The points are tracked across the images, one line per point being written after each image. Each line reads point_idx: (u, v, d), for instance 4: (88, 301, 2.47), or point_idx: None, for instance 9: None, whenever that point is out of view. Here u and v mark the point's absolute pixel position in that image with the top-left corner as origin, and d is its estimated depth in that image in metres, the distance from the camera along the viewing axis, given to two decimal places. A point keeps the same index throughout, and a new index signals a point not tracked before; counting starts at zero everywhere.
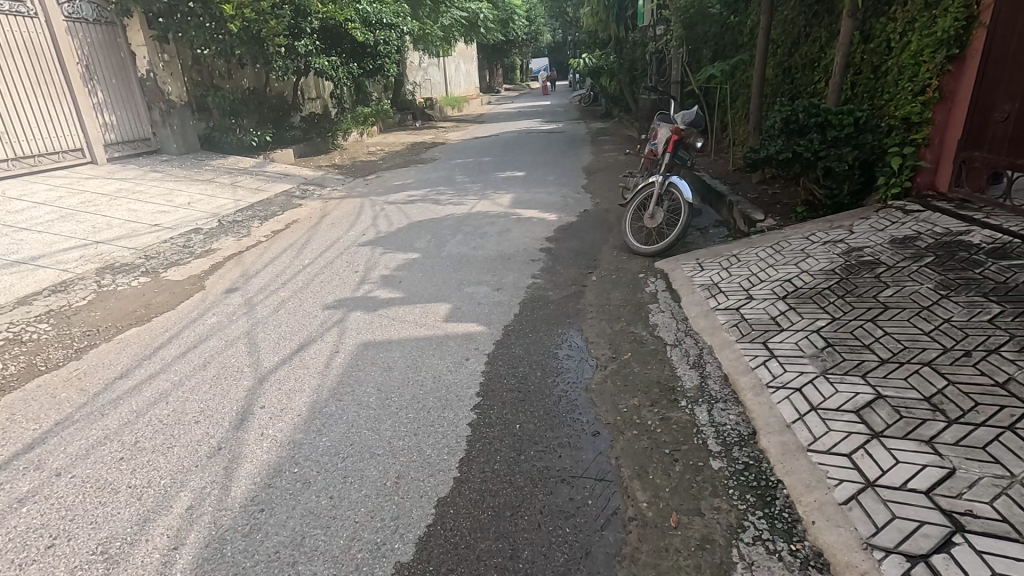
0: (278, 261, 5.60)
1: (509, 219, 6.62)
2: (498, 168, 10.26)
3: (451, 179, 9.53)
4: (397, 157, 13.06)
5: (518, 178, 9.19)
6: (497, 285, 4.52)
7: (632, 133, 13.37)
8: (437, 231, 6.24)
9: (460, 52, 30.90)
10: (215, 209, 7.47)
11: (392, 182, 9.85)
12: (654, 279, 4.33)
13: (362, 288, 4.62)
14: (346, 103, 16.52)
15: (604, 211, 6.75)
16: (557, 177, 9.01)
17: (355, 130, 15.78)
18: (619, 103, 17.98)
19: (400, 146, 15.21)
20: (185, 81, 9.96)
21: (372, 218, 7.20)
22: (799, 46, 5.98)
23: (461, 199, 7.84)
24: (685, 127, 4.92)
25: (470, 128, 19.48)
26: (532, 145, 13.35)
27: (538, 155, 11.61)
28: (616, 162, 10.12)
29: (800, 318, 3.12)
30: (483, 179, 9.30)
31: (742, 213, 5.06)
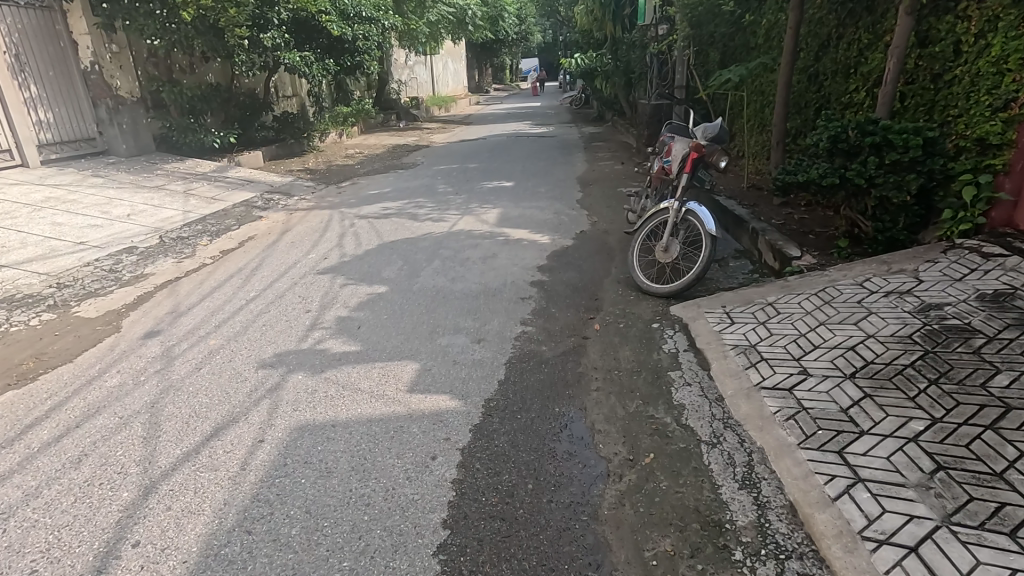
0: (218, 292, 4.71)
1: (496, 241, 5.79)
2: (484, 177, 9.41)
3: (432, 188, 8.68)
4: (376, 161, 12.14)
5: (506, 189, 8.36)
6: (477, 333, 3.68)
7: (629, 139, 12.60)
8: (411, 254, 5.39)
9: (448, 50, 30.02)
10: (158, 222, 6.54)
11: (368, 190, 8.97)
12: (672, 332, 3.51)
13: (312, 335, 3.76)
14: (325, 102, 15.57)
15: (604, 233, 5.93)
16: (549, 189, 8.20)
17: (334, 130, 14.85)
18: (613, 106, 17.22)
19: (381, 148, 14.31)
20: (138, 74, 9.01)
21: (339, 235, 6.32)
22: (831, 49, 5.22)
23: (441, 214, 6.99)
24: (705, 142, 4.05)
25: (456, 130, 18.59)
26: (522, 151, 12.51)
27: (529, 162, 10.78)
28: (613, 172, 9.32)
29: (884, 414, 2.32)
30: (468, 189, 8.44)
31: (772, 246, 4.27)
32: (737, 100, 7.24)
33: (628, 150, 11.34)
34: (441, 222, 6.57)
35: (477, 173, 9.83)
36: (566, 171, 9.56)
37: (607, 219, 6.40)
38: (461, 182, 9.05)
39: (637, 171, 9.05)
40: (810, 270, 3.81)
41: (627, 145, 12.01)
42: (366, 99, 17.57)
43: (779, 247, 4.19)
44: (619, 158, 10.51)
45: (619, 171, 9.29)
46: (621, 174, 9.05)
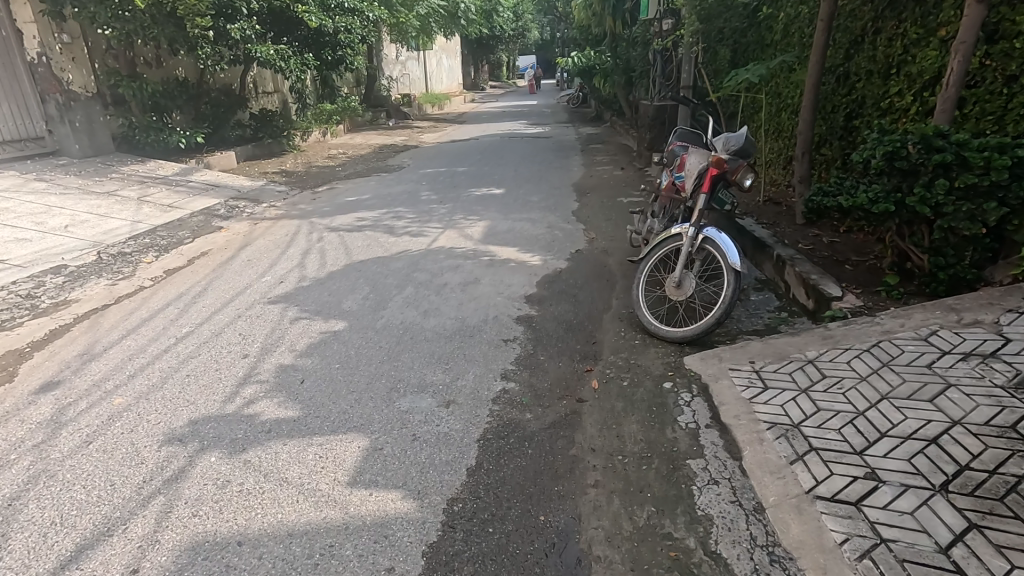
0: (147, 325, 3.98)
1: (479, 262, 5.08)
2: (471, 183, 8.69)
3: (415, 195, 7.97)
4: (359, 163, 11.38)
5: (495, 197, 7.64)
6: (447, 394, 2.97)
7: (628, 142, 11.92)
8: (380, 279, 4.68)
9: (442, 46, 29.27)
10: (99, 234, 5.80)
11: (345, 197, 8.24)
12: (690, 397, 2.80)
13: (242, 391, 3.05)
14: (309, 99, 14.81)
15: (603, 253, 5.23)
16: (542, 198, 7.50)
17: (317, 129, 14.11)
18: (611, 106, 16.51)
19: (366, 148, 13.57)
20: (94, 68, 8.26)
21: (303, 251, 5.60)
22: (867, 45, 4.54)
23: (421, 226, 6.27)
24: (727, 155, 3.36)
25: (448, 129, 17.84)
26: (516, 153, 11.80)
27: (521, 166, 10.06)
28: (612, 178, 8.62)
29: (1009, 565, 1.64)
30: (453, 197, 7.73)
31: (804, 280, 3.58)
32: (752, 102, 6.57)
33: (627, 154, 10.63)
34: (420, 237, 5.86)
35: (465, 178, 9.11)
36: (561, 177, 8.85)
37: (606, 236, 5.70)
38: (447, 189, 8.33)
39: (638, 178, 8.35)
40: (856, 315, 3.13)
41: (627, 148, 11.30)
42: (353, 96, 16.81)
43: (813, 282, 3.50)
44: (618, 163, 9.81)
45: (619, 178, 8.59)
46: (621, 181, 8.34)
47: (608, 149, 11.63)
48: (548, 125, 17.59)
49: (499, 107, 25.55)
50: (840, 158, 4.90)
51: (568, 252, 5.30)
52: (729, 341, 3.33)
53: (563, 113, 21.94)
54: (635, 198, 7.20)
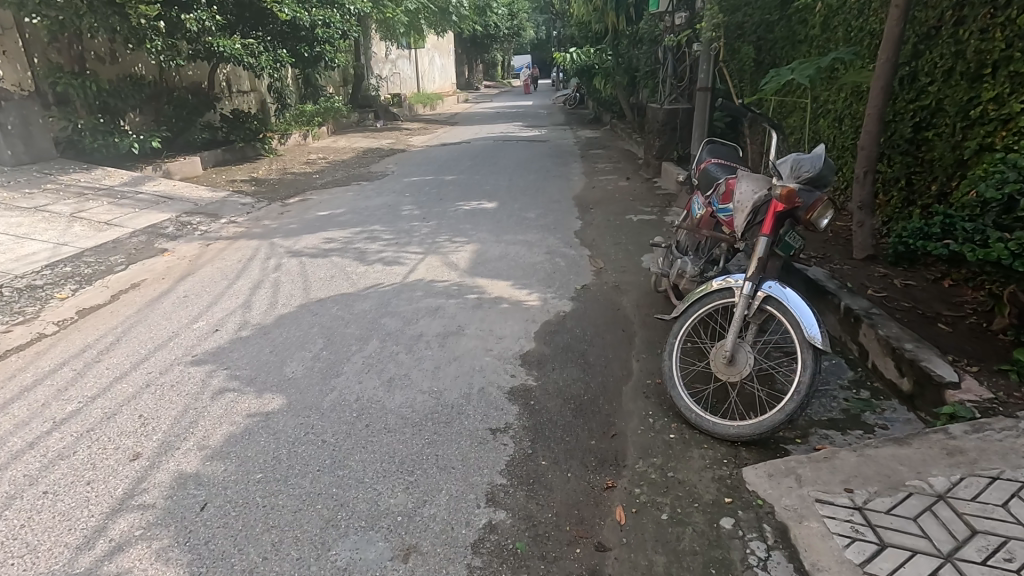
0: (24, 397, 3.04)
1: (464, 302, 4.17)
2: (459, 194, 7.76)
3: (395, 210, 7.04)
4: (339, 169, 10.43)
5: (487, 213, 6.71)
6: (406, 535, 2.05)
7: (632, 147, 11.05)
8: (339, 326, 3.75)
9: (434, 44, 28.35)
10: (10, 262, 4.85)
11: (317, 210, 7.29)
12: (764, 552, 1.89)
13: (112, 525, 2.12)
14: (288, 99, 13.85)
15: (616, 291, 4.31)
16: (540, 214, 6.59)
17: (297, 130, 13.15)
18: (612, 107, 15.61)
19: (350, 152, 12.63)
20: (32, 62, 7.29)
21: (253, 283, 4.67)
22: (945, 38, 3.65)
23: (398, 251, 5.34)
24: (798, 184, 2.46)
25: (439, 131, 16.90)
26: (511, 159, 10.89)
27: (516, 174, 9.14)
28: (618, 191, 7.71)
29: None
30: (438, 212, 6.80)
31: (893, 349, 2.69)
32: (789, 106, 5.71)
33: (632, 161, 9.74)
34: (394, 266, 4.93)
35: (454, 188, 8.19)
36: (561, 189, 7.95)
37: (617, 266, 4.78)
38: (432, 202, 7.41)
39: (648, 191, 7.45)
40: (985, 417, 2.23)
41: (631, 155, 10.41)
42: (337, 96, 15.86)
43: (908, 355, 2.61)
44: (623, 172, 8.91)
45: (625, 191, 7.67)
46: (628, 195, 7.42)
47: (611, 155, 10.73)
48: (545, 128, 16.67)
49: (493, 107, 24.62)
50: (906, 176, 4.02)
51: (573, 288, 4.38)
52: (799, 441, 2.44)
53: (560, 114, 21.03)
54: (646, 215, 6.29)
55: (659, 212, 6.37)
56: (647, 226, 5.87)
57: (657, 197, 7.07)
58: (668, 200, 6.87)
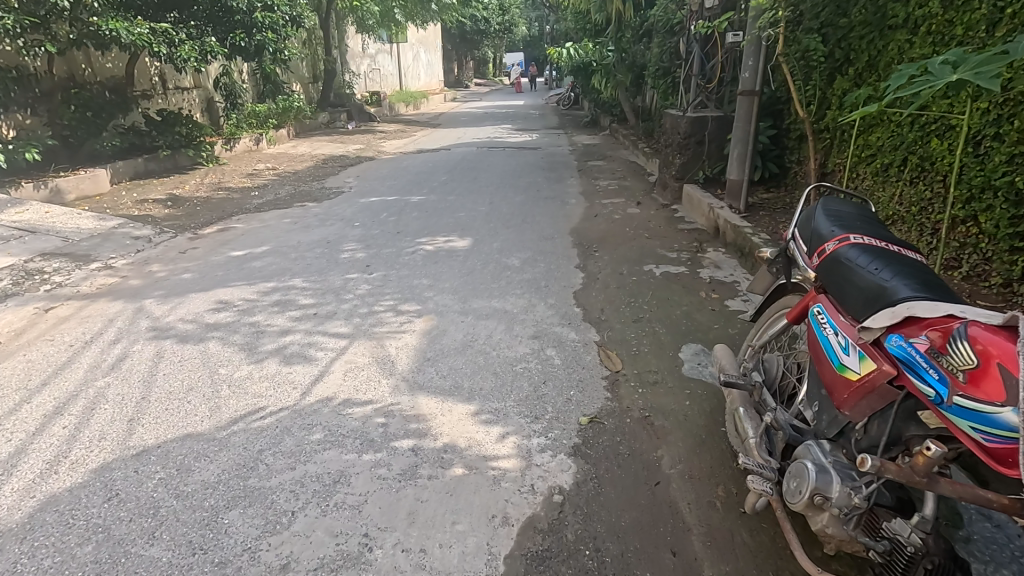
0: None
1: (387, 456, 2.44)
2: (422, 225, 6.03)
3: (335, 248, 5.30)
4: (287, 184, 8.66)
5: (454, 257, 4.97)
6: None
7: (638, 159, 9.38)
8: (138, 537, 2.01)
9: (419, 39, 26.64)
10: None
11: (232, 248, 5.53)
12: None
13: None
14: (241, 97, 12.09)
15: (650, 432, 2.58)
16: (526, 260, 4.86)
17: (248, 134, 11.38)
18: (611, 109, 13.92)
19: (308, 160, 10.88)
20: None
21: (59, 401, 2.91)
22: None
23: (312, 330, 3.60)
24: None
25: (418, 134, 15.16)
26: (494, 172, 9.16)
27: (499, 195, 7.40)
28: (630, 222, 6.00)
29: None
30: (388, 255, 5.06)
31: None
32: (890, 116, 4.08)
33: (641, 178, 8.02)
34: (296, 364, 3.19)
35: (418, 215, 6.45)
36: (555, 218, 6.24)
37: (644, 372, 3.06)
38: (386, 236, 5.66)
39: (667, 225, 5.73)
40: None
41: (639, 169, 8.69)
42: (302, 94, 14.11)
43: None
44: (631, 194, 7.20)
45: (638, 223, 5.96)
46: (643, 229, 5.70)
47: (614, 168, 9.04)
48: (536, 131, 14.97)
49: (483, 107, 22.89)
50: None
51: (575, 423, 2.65)
52: None
53: (553, 116, 19.35)
54: (672, 265, 4.59)
55: (690, 260, 4.66)
56: (677, 285, 4.16)
57: (682, 235, 5.36)
58: (697, 240, 5.16)
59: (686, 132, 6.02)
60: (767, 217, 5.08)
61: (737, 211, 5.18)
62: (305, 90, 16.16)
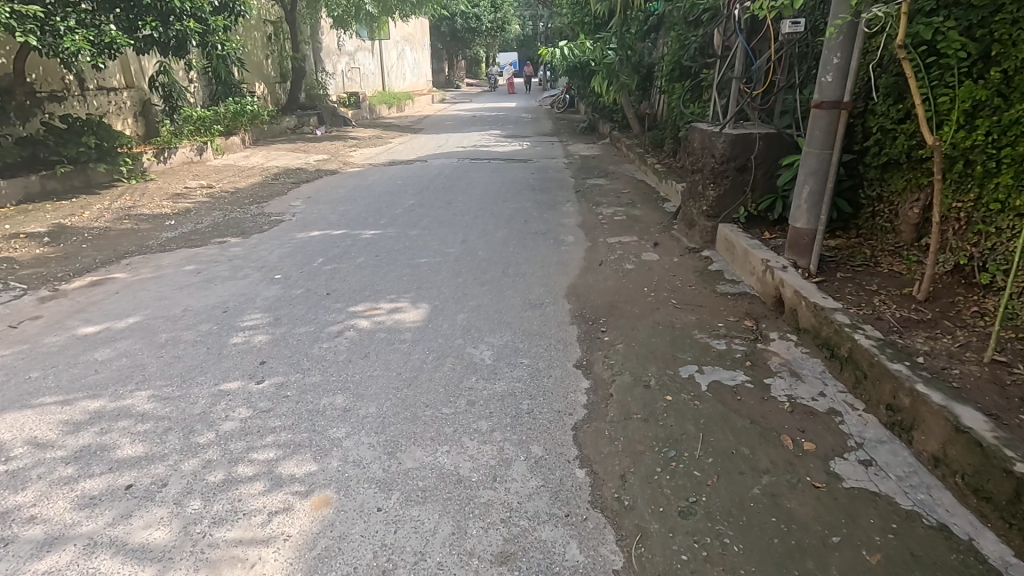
0: None
1: None
2: (366, 280, 4.45)
3: (231, 322, 3.71)
4: (217, 208, 7.05)
5: (397, 344, 3.40)
6: None
7: (648, 178, 7.84)
8: None
9: (405, 36, 25.06)
10: None
11: (89, 316, 3.93)
12: None
13: None
14: (185, 98, 10.49)
15: None
16: (502, 352, 3.29)
17: (189, 141, 9.76)
18: (613, 116, 12.35)
19: (258, 174, 9.27)
20: None
21: None
22: None
23: (104, 532, 2.01)
24: None
25: (396, 141, 13.57)
26: (474, 193, 7.57)
27: (476, 228, 5.83)
28: (647, 276, 4.45)
29: None
30: (303, 338, 3.47)
31: None
32: None
33: (655, 206, 6.47)
34: None
35: (365, 261, 4.87)
36: (547, 267, 4.68)
37: None
38: (310, 298, 4.07)
39: (699, 284, 4.20)
40: None
41: (650, 193, 7.13)
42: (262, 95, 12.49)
43: None
44: (644, 229, 5.65)
45: (659, 277, 4.42)
46: (667, 290, 4.15)
47: (619, 190, 7.48)
48: (528, 139, 13.40)
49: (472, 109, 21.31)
50: None
51: None
52: None
53: (547, 120, 17.77)
54: (723, 366, 3.04)
55: (747, 356, 3.12)
56: (740, 416, 2.60)
57: (724, 304, 3.81)
58: (749, 314, 3.62)
59: (724, 155, 4.47)
60: (850, 284, 3.54)
61: (804, 270, 3.64)
62: (269, 91, 14.52)
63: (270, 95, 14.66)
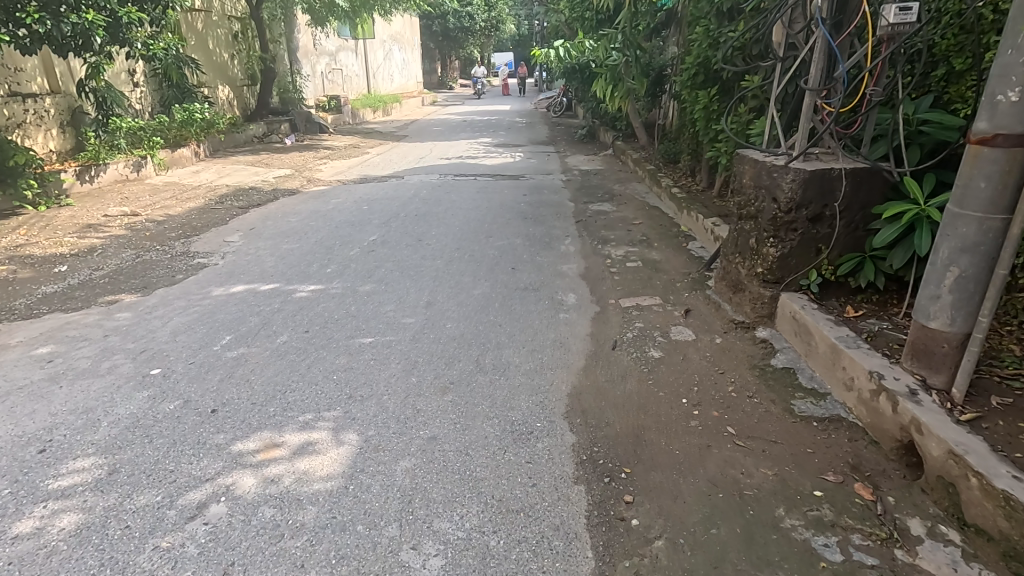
0: None
1: None
2: (279, 379, 3.11)
3: (39, 477, 2.36)
4: (131, 246, 5.69)
5: (288, 535, 2.06)
6: None
7: (664, 204, 6.53)
8: None
9: (393, 36, 23.75)
10: None
11: None
12: None
13: None
14: (124, 105, 9.14)
15: None
16: (461, 559, 1.96)
17: (123, 155, 8.40)
18: (616, 123, 11.03)
19: (202, 195, 7.92)
20: None
21: None
22: None
23: None
24: None
25: (375, 150, 12.26)
26: (452, 222, 6.23)
27: (447, 281, 4.48)
28: (683, 372, 3.11)
29: None
30: (136, 520, 2.12)
31: None
32: None
33: (677, 247, 5.14)
34: None
35: (287, 341, 3.52)
36: (539, 355, 3.34)
37: None
38: (182, 421, 2.73)
39: (763, 392, 2.87)
40: None
41: (668, 226, 5.80)
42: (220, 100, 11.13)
43: None
44: (667, 286, 4.31)
45: (700, 374, 3.09)
46: (716, 402, 2.82)
47: (628, 220, 6.16)
48: (521, 148, 12.08)
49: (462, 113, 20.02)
50: None
51: None
52: None
53: (542, 126, 16.46)
54: None
55: None
56: None
57: (809, 440, 2.49)
58: (859, 470, 2.29)
59: (791, 200, 3.14)
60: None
61: (943, 395, 2.30)
62: (235, 95, 13.17)
63: (236, 99, 13.30)
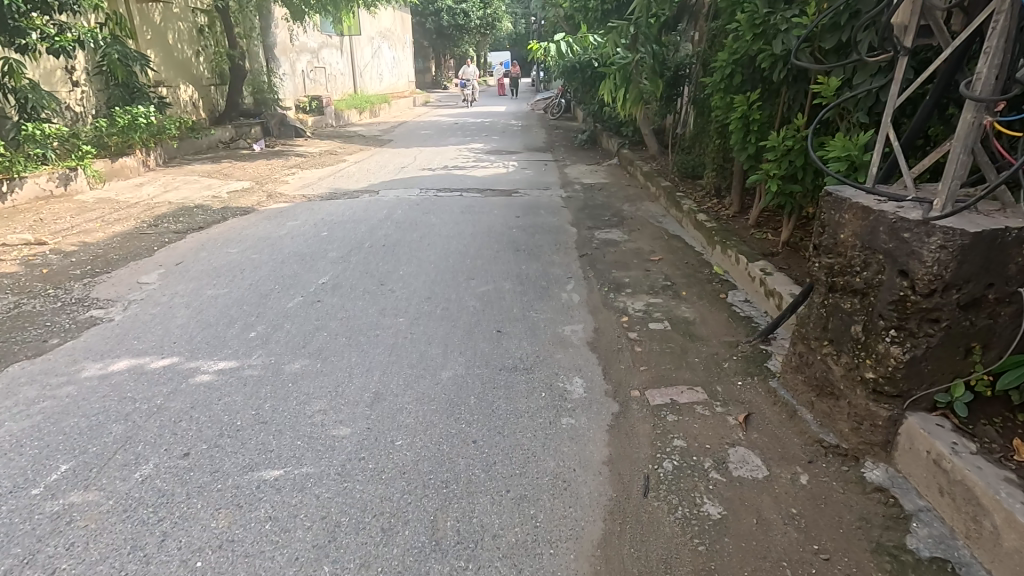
0: None
1: None
2: (105, 567, 1.91)
3: None
4: (14, 290, 4.47)
5: None
6: None
7: (687, 234, 5.36)
8: None
9: (383, 33, 22.63)
10: None
11: None
12: None
13: None
14: (55, 107, 7.91)
15: None
16: None
17: (49, 164, 7.18)
18: (622, 129, 9.84)
19: (137, 213, 6.71)
20: None
21: None
22: None
23: None
24: None
25: (354, 157, 11.08)
26: (426, 256, 5.05)
27: (408, 355, 3.29)
28: (764, 557, 1.92)
29: None
30: None
31: None
32: None
33: (712, 300, 3.94)
34: None
35: (149, 475, 2.33)
36: (530, 510, 2.15)
37: None
38: None
39: None
40: None
41: (695, 265, 4.61)
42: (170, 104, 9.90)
43: None
44: (709, 367, 3.12)
45: (792, 562, 1.89)
46: None
47: (645, 256, 4.96)
48: (516, 156, 10.90)
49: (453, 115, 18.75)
50: None
51: None
52: None
53: (539, 129, 15.29)
54: None
55: None
56: None
57: None
58: None
59: (935, 278, 1.95)
60: None
61: None
62: (200, 95, 11.97)
63: (202, 100, 12.08)
